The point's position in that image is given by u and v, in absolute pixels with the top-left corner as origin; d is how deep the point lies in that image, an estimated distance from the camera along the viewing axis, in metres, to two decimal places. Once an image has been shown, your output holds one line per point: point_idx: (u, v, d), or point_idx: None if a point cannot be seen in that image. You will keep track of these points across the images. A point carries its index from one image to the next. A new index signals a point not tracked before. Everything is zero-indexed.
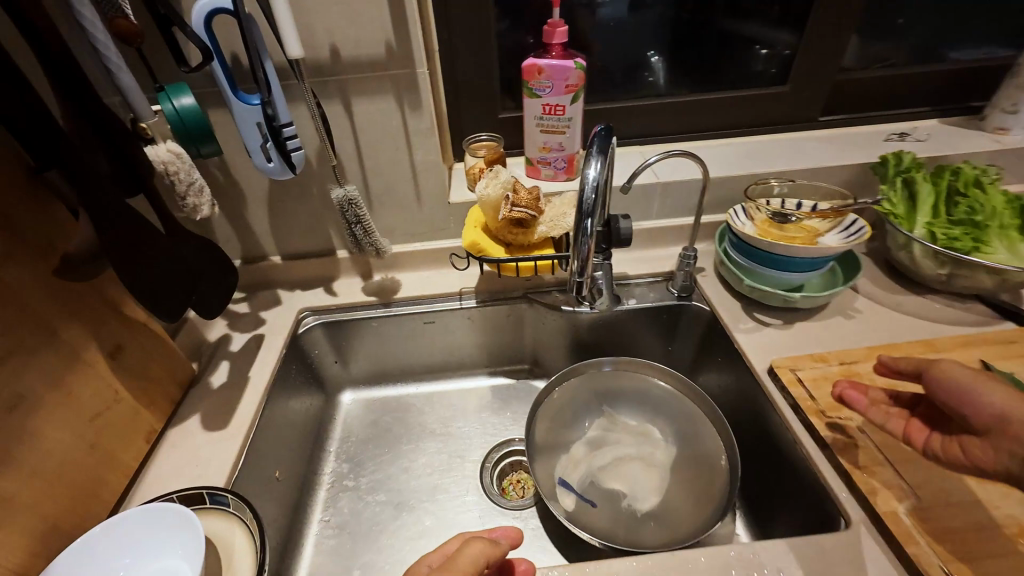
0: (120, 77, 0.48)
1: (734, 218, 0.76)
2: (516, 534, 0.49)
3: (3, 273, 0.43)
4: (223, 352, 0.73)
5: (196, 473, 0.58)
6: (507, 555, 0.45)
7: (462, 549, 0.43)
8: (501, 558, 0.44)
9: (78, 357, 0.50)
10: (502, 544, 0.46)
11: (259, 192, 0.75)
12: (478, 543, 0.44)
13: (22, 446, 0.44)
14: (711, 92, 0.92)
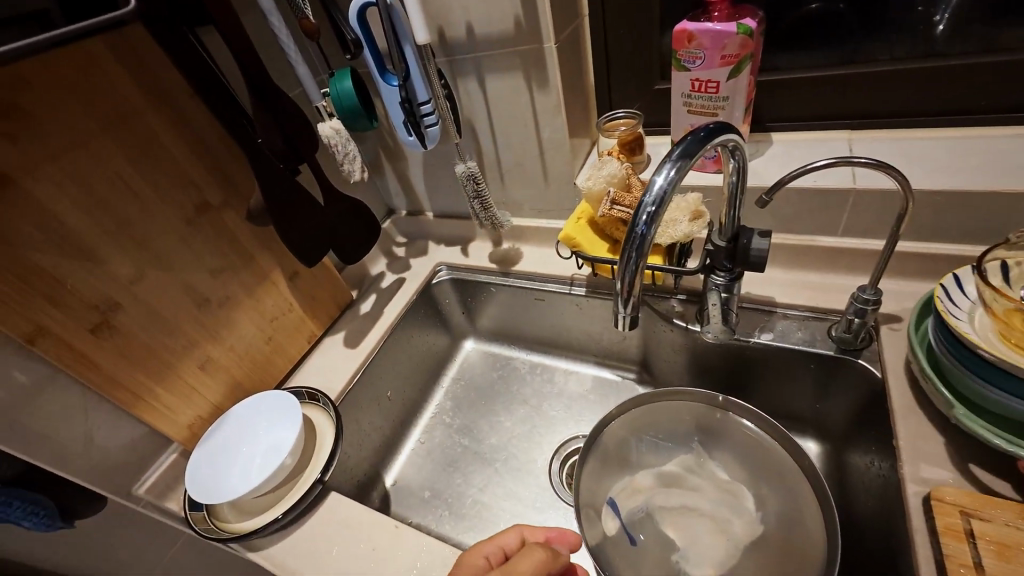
0: (298, 68, 0.61)
1: (947, 307, 0.48)
2: (574, 540, 0.48)
3: (224, 215, 0.64)
4: (375, 287, 0.92)
5: (329, 374, 0.77)
6: (566, 566, 0.44)
7: (522, 552, 0.43)
8: (561, 569, 0.43)
9: (266, 277, 0.71)
10: (565, 553, 0.45)
11: (417, 158, 0.86)
12: (538, 550, 0.43)
13: (226, 329, 0.67)
14: (1009, 48, 0.59)
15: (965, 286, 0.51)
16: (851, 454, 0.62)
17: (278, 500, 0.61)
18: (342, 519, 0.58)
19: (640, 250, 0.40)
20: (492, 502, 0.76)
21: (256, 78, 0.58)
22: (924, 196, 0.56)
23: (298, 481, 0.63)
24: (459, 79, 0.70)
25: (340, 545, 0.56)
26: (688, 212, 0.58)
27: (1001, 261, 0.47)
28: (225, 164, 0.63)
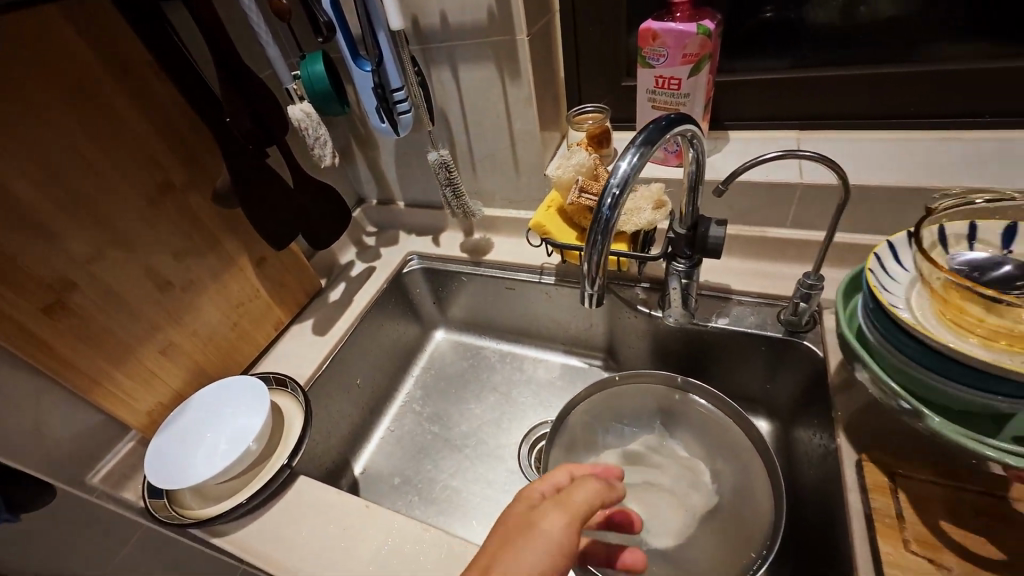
0: (268, 48, 0.60)
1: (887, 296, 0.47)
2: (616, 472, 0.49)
3: (187, 196, 0.63)
4: (345, 275, 0.91)
5: (297, 362, 0.76)
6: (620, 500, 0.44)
7: (576, 486, 0.42)
8: (615, 502, 0.43)
9: (233, 261, 0.69)
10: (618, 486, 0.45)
11: (389, 146, 0.87)
12: (592, 484, 0.43)
13: (188, 314, 0.65)
14: (935, 59, 0.65)
15: (887, 267, 0.51)
16: (797, 431, 0.67)
17: (245, 484, 0.60)
18: (312, 502, 0.58)
19: (606, 231, 0.43)
20: (462, 487, 0.77)
21: (224, 56, 0.57)
22: (861, 191, 0.61)
23: (266, 464, 0.62)
24: (433, 68, 0.71)
25: (311, 526, 0.56)
26: (651, 201, 0.61)
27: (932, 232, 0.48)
28: (191, 144, 0.62)
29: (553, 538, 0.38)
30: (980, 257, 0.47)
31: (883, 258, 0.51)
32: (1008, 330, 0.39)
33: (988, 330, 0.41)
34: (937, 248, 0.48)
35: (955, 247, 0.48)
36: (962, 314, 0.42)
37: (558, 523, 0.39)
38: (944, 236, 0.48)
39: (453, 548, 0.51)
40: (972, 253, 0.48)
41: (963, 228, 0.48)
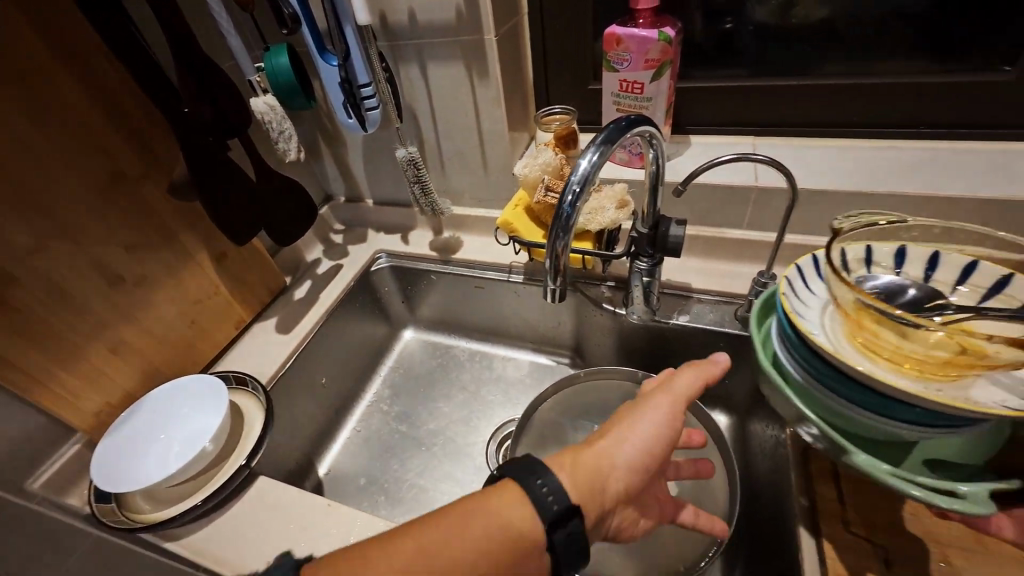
0: (229, 39, 0.59)
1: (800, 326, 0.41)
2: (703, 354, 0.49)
3: (141, 188, 0.60)
4: (311, 273, 0.89)
5: (259, 361, 0.75)
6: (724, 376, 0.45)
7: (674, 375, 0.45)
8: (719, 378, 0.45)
9: (190, 256, 0.67)
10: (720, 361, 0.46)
11: (357, 142, 0.86)
12: (688, 368, 0.45)
13: (141, 310, 0.63)
14: (876, 73, 0.69)
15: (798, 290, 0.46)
16: (753, 423, 0.70)
17: (202, 486, 0.58)
18: (272, 503, 0.57)
19: (567, 227, 0.44)
20: (430, 485, 0.77)
21: (181, 44, 0.55)
22: (810, 195, 0.65)
23: (223, 465, 0.60)
24: (402, 65, 0.71)
25: (270, 528, 0.54)
26: (615, 201, 0.63)
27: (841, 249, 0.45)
28: (146, 134, 0.60)
29: (655, 413, 0.42)
30: (887, 282, 0.45)
31: (794, 282, 0.47)
32: (925, 358, 0.36)
33: (902, 357, 0.37)
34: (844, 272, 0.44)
35: (856, 272, 0.46)
36: (878, 340, 0.38)
37: (660, 401, 0.43)
38: (846, 258, 0.46)
39: None
40: (877, 276, 0.46)
41: (861, 251, 0.47)
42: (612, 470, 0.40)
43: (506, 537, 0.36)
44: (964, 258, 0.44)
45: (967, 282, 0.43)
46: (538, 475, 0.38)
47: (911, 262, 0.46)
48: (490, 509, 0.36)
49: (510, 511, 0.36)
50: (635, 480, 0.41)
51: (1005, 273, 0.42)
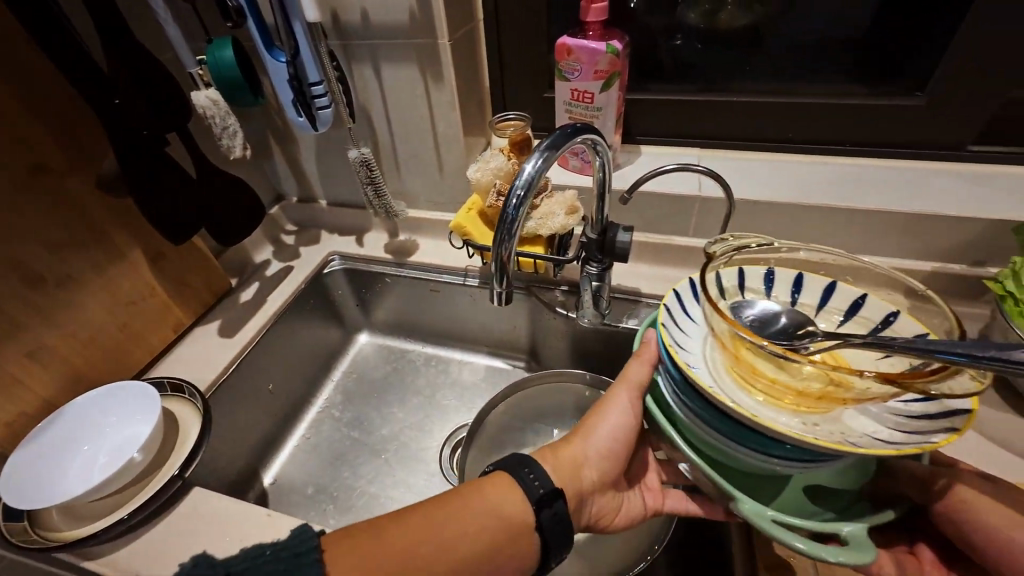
0: (167, 28, 0.57)
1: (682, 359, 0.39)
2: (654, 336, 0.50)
3: (65, 182, 0.57)
4: (259, 274, 0.86)
5: (198, 366, 0.71)
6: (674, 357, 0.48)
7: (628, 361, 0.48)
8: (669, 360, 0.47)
9: (121, 255, 0.63)
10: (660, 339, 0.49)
11: (309, 141, 0.84)
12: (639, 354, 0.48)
13: (63, 311, 0.59)
14: (810, 92, 0.74)
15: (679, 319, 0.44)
16: None
17: (130, 498, 0.55)
18: (205, 515, 0.54)
19: (512, 230, 0.45)
20: (380, 492, 0.75)
21: (111, 31, 0.53)
22: (749, 205, 0.69)
23: (154, 476, 0.57)
24: (355, 65, 0.70)
25: (202, 542, 0.52)
26: (565, 206, 0.64)
27: (715, 274, 0.44)
28: (71, 125, 0.56)
29: (618, 405, 0.47)
30: (761, 309, 0.43)
31: (674, 312, 0.45)
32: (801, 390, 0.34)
33: (779, 390, 0.36)
34: (721, 300, 0.43)
35: (732, 298, 0.44)
36: (755, 373, 0.36)
37: (620, 394, 0.47)
38: (723, 285, 0.44)
39: None
40: (751, 301, 0.44)
41: (735, 275, 0.45)
42: (584, 459, 0.46)
43: (504, 520, 0.41)
44: (822, 280, 0.45)
45: (825, 305, 0.44)
46: (527, 465, 0.44)
47: (779, 285, 0.45)
48: (496, 494, 0.42)
49: (511, 497, 0.42)
50: (607, 466, 0.47)
51: (857, 296, 0.43)
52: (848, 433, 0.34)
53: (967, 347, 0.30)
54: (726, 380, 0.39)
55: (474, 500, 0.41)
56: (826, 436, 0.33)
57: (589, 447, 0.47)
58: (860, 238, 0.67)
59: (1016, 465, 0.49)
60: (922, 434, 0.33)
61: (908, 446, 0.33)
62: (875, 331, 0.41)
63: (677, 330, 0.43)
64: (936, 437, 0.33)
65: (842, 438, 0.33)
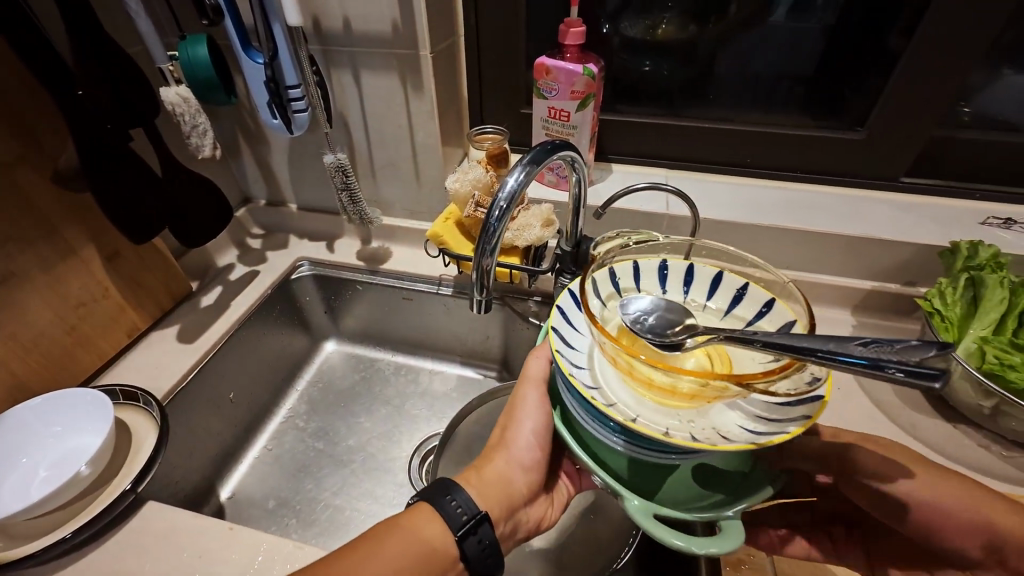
0: (138, 20, 0.55)
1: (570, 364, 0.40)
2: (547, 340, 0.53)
3: (16, 174, 0.53)
4: (222, 278, 0.83)
5: (154, 374, 0.67)
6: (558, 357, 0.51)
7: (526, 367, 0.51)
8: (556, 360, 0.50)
9: (73, 253, 0.60)
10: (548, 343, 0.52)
11: (282, 144, 0.82)
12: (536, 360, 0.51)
13: (5, 312, 0.55)
14: (767, 122, 0.80)
15: (574, 319, 0.46)
16: None
17: (75, 515, 0.51)
18: (158, 530, 0.51)
19: (495, 240, 0.46)
20: (346, 504, 0.73)
21: (79, 22, 0.51)
22: (713, 224, 0.73)
23: (103, 491, 0.53)
24: (334, 70, 0.69)
25: (155, 559, 0.49)
26: (540, 219, 0.65)
27: (608, 269, 0.45)
28: (26, 114, 0.53)
29: (533, 409, 0.48)
30: (646, 303, 0.43)
31: (568, 313, 0.46)
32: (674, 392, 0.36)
33: (657, 392, 0.37)
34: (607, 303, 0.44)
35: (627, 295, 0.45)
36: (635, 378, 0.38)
37: (532, 395, 0.49)
38: (616, 282, 0.45)
39: None
40: (640, 296, 0.44)
41: (630, 272, 0.46)
42: (507, 472, 0.48)
43: (428, 553, 0.40)
44: (711, 271, 0.45)
45: (712, 301, 0.45)
46: (448, 492, 0.43)
47: (672, 282, 0.46)
48: (417, 527, 0.41)
49: (432, 529, 0.41)
50: (531, 476, 0.49)
51: (741, 287, 0.44)
52: (719, 429, 0.36)
53: (816, 346, 0.32)
54: (614, 384, 0.40)
55: (395, 536, 0.40)
56: (699, 434, 0.35)
57: (511, 458, 0.48)
58: (812, 257, 0.73)
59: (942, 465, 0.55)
60: (785, 422, 0.35)
61: (769, 437, 0.35)
62: (752, 323, 0.42)
63: (568, 332, 0.44)
64: (793, 425, 0.35)
65: (712, 436, 0.35)
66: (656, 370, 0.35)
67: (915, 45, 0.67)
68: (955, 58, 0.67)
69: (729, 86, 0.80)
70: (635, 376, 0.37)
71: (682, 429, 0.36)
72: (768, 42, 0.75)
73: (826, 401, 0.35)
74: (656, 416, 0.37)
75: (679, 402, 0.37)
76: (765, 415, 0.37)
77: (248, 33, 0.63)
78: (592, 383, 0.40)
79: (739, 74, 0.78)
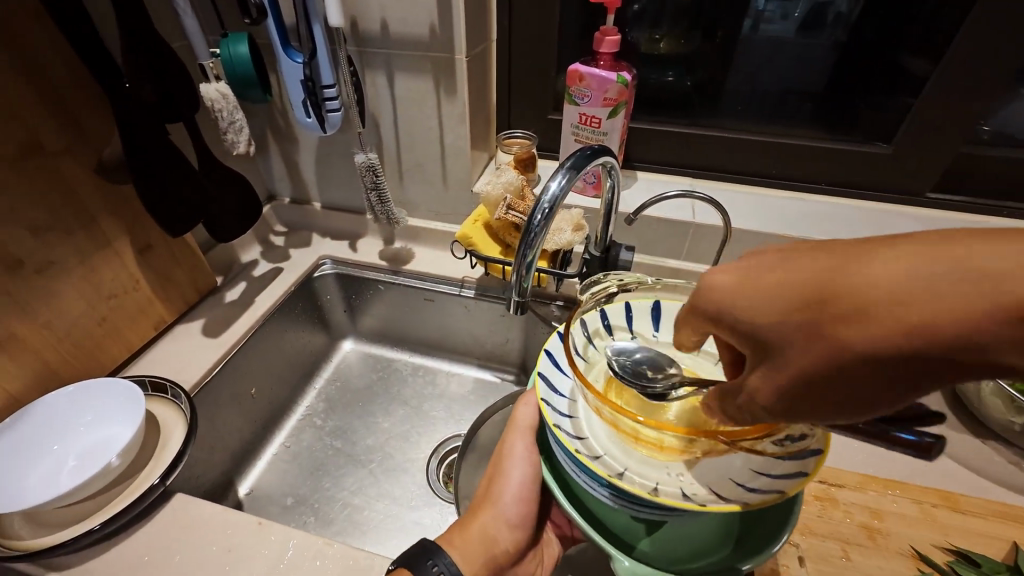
0: (185, 18, 0.56)
1: (556, 415, 0.41)
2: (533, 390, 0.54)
3: (58, 163, 0.54)
4: (246, 275, 0.83)
5: (180, 366, 0.68)
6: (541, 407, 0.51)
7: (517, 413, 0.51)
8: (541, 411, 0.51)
9: (108, 244, 0.60)
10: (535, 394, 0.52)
11: (310, 143, 0.83)
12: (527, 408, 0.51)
13: (40, 301, 0.55)
14: (789, 134, 0.81)
15: (562, 364, 0.46)
16: None
17: (104, 506, 0.51)
18: (187, 523, 0.51)
19: (535, 245, 0.47)
20: (364, 504, 0.73)
21: (130, 16, 0.51)
22: (740, 233, 0.73)
23: (132, 483, 0.53)
24: (368, 72, 0.70)
25: (184, 551, 0.49)
26: (570, 224, 0.66)
27: (598, 309, 0.47)
28: (73, 106, 0.54)
29: (520, 459, 0.49)
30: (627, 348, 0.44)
31: (556, 358, 0.47)
32: (661, 446, 0.36)
33: (647, 447, 0.37)
34: (589, 348, 0.44)
35: (618, 334, 0.46)
36: (622, 431, 0.37)
37: (520, 444, 0.49)
38: (607, 321, 0.47)
39: (357, 560, 0.47)
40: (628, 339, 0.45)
41: (621, 313, 0.48)
42: (493, 529, 0.48)
43: None
44: None
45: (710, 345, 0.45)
46: (432, 555, 0.42)
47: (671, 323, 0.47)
48: None
49: None
50: (517, 532, 0.48)
51: None
52: (709, 486, 0.36)
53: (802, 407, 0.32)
54: (601, 440, 0.40)
55: None
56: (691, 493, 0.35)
57: (497, 515, 0.48)
58: None
59: (974, 480, 0.54)
60: (780, 481, 0.35)
61: (763, 496, 0.34)
62: None
63: (555, 378, 0.45)
64: (790, 485, 0.34)
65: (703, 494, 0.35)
66: (640, 425, 0.35)
67: (946, 64, 0.68)
68: (987, 76, 0.67)
69: (743, 101, 0.81)
70: (621, 429, 0.37)
71: (671, 486, 0.36)
72: (779, 60, 0.77)
73: (825, 457, 0.35)
74: (645, 470, 0.37)
75: (663, 453, 0.37)
76: (758, 470, 0.37)
77: (287, 32, 0.64)
78: (579, 434, 0.40)
79: (752, 88, 0.80)
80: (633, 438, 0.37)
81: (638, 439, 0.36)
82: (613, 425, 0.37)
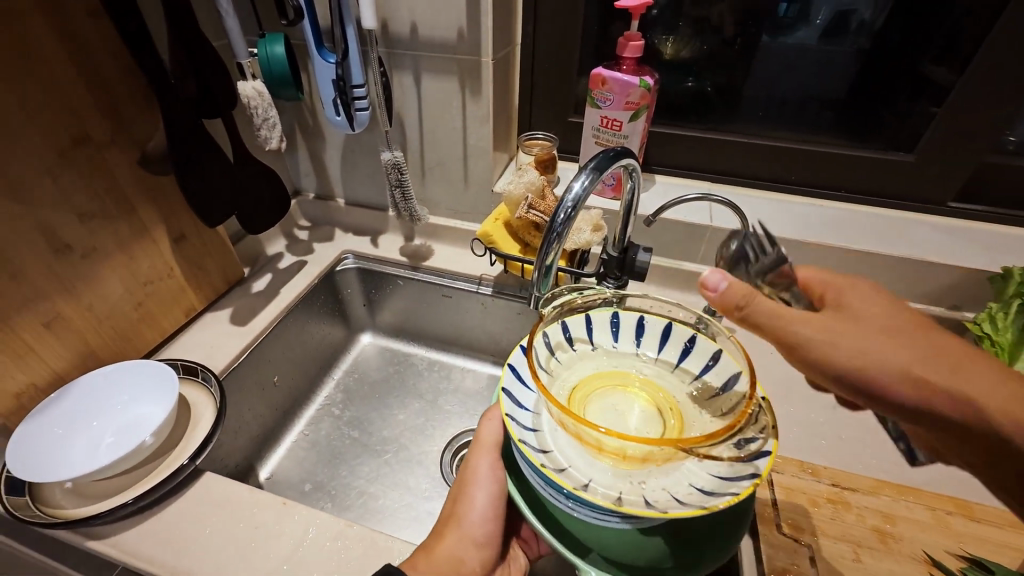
0: (227, 19, 0.59)
1: (521, 430, 0.40)
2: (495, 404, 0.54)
3: (106, 154, 0.57)
4: (271, 267, 0.86)
5: (209, 352, 0.70)
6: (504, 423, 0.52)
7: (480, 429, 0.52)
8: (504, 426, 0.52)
9: (147, 233, 0.63)
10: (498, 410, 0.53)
11: (336, 140, 0.86)
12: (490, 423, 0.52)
13: (84, 285, 0.58)
14: (809, 141, 0.81)
15: (526, 378, 0.46)
16: None
17: (138, 480, 0.54)
18: (215, 499, 0.53)
19: (554, 243, 0.48)
20: (379, 493, 0.75)
21: (179, 16, 0.54)
22: None
23: (164, 461, 0.56)
24: (396, 72, 0.73)
25: (214, 524, 0.51)
26: (589, 225, 0.67)
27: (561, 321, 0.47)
28: (121, 100, 0.57)
29: (485, 478, 0.51)
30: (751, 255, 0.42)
31: (519, 373, 0.46)
32: (623, 455, 0.36)
33: (610, 457, 0.37)
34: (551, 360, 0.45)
35: (580, 348, 0.47)
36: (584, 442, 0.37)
37: (484, 463, 0.51)
38: (568, 334, 0.47)
39: (374, 543, 0.49)
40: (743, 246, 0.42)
41: (582, 325, 0.48)
42: (460, 552, 0.48)
43: None
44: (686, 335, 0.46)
45: (684, 363, 0.45)
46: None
47: (648, 337, 0.47)
48: None
49: None
50: (484, 552, 0.50)
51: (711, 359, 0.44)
52: (671, 492, 0.36)
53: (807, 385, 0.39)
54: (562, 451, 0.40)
55: None
56: (654, 500, 0.36)
57: (463, 535, 0.49)
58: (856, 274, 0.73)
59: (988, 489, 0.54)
60: (736, 482, 0.36)
61: (720, 500, 0.35)
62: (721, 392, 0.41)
63: (519, 392, 0.44)
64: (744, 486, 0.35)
65: (665, 501, 0.36)
66: (602, 436, 0.35)
67: (971, 73, 0.68)
68: (1013, 87, 0.67)
69: (762, 107, 0.81)
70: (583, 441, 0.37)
71: (634, 495, 0.36)
72: (798, 67, 0.77)
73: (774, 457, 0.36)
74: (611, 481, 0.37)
75: (624, 462, 0.37)
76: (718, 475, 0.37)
77: (321, 32, 0.66)
78: (543, 447, 0.40)
79: (769, 95, 0.80)
80: (597, 449, 0.37)
81: (602, 450, 0.36)
82: (577, 437, 0.37)
